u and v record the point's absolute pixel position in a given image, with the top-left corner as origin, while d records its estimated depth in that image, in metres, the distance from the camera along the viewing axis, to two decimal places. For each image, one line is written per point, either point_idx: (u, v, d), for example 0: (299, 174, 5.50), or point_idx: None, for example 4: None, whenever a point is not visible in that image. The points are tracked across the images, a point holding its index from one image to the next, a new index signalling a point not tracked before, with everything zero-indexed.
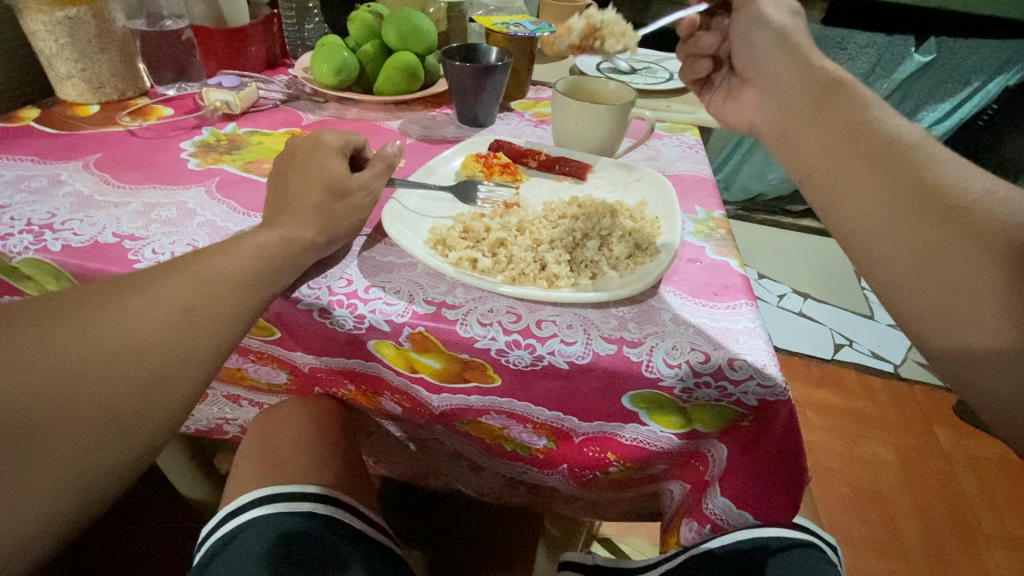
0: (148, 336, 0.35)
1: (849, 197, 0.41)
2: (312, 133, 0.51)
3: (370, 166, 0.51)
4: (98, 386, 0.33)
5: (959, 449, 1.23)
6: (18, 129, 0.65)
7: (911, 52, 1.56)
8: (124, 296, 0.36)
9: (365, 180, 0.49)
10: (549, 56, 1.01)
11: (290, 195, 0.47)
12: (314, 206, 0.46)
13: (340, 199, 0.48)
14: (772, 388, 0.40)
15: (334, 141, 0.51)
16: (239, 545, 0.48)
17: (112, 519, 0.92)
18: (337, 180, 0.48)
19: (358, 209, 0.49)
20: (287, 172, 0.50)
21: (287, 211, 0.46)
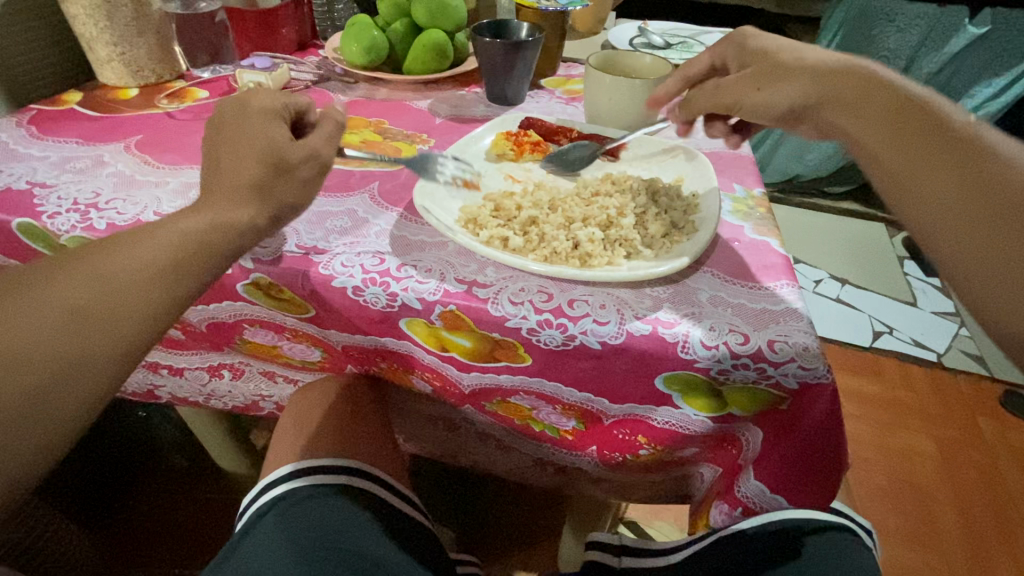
0: (144, 282, 0.37)
1: (930, 194, 0.37)
2: (245, 97, 0.47)
3: (318, 128, 0.46)
4: (96, 327, 0.35)
5: (1006, 442, 1.18)
6: (64, 112, 0.67)
7: (965, 24, 1.43)
8: (126, 243, 0.38)
9: (310, 148, 0.44)
10: (580, 33, 0.98)
11: (222, 171, 0.43)
12: (253, 183, 0.42)
13: (283, 174, 0.43)
14: (814, 370, 0.38)
15: (268, 105, 0.46)
16: (272, 517, 0.50)
17: (160, 487, 0.98)
18: (275, 148, 0.43)
19: (305, 183, 0.44)
20: (216, 144, 0.45)
21: (219, 185, 0.42)
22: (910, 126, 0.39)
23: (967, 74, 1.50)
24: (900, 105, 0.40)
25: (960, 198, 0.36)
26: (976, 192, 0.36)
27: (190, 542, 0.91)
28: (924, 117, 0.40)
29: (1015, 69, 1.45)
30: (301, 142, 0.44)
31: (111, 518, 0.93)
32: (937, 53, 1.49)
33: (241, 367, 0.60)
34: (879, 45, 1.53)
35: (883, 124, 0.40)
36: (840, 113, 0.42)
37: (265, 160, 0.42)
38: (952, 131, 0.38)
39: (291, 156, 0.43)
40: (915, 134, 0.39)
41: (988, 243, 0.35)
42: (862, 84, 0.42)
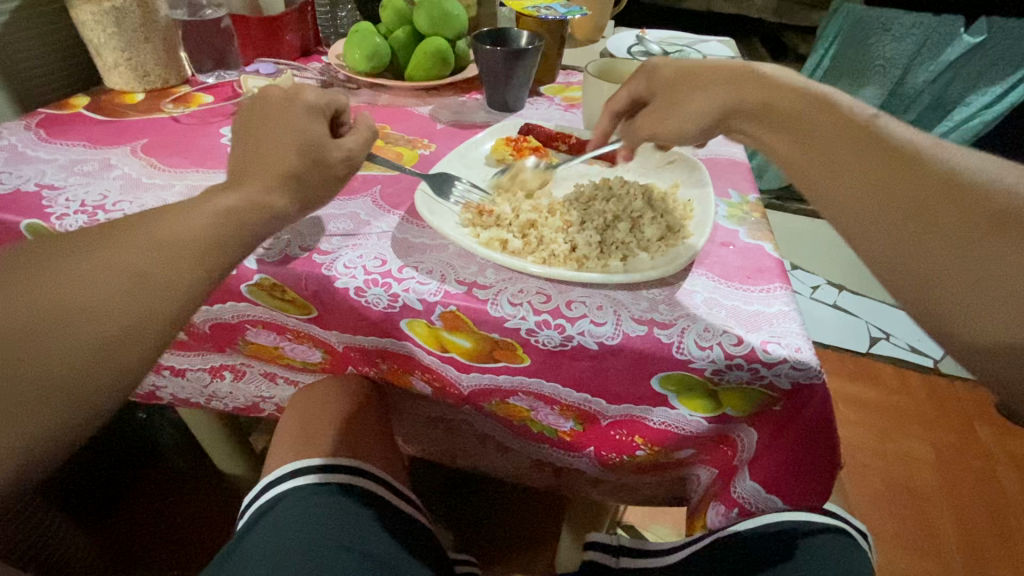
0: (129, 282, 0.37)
1: (843, 201, 0.39)
2: (293, 87, 0.49)
3: (354, 132, 0.49)
4: (81, 328, 0.35)
5: (1001, 447, 1.18)
6: (71, 116, 0.68)
7: (961, 33, 1.45)
8: (111, 242, 0.38)
9: (347, 151, 0.48)
10: (579, 41, 1.00)
11: (260, 153, 0.45)
12: (291, 172, 0.44)
13: (318, 167, 0.46)
14: (806, 370, 0.39)
15: (315, 101, 0.49)
16: (276, 514, 0.51)
17: (161, 488, 0.98)
18: (316, 144, 0.46)
19: (334, 181, 0.47)
20: (253, 129, 0.47)
21: (255, 169, 0.44)
22: (819, 129, 0.41)
23: (963, 80, 1.52)
24: (813, 108, 0.42)
25: (872, 202, 0.38)
26: (885, 188, 0.37)
27: (191, 543, 0.91)
28: (836, 116, 0.41)
29: (1010, 78, 1.45)
30: (340, 143, 0.47)
31: (112, 519, 0.94)
32: (932, 62, 1.51)
33: (241, 370, 0.61)
34: (875, 53, 1.56)
35: (794, 130, 0.42)
36: (759, 123, 0.45)
37: (304, 152, 0.45)
38: (864, 128, 0.40)
39: (331, 154, 0.46)
40: (825, 137, 0.41)
41: (897, 234, 0.37)
42: (776, 92, 0.44)
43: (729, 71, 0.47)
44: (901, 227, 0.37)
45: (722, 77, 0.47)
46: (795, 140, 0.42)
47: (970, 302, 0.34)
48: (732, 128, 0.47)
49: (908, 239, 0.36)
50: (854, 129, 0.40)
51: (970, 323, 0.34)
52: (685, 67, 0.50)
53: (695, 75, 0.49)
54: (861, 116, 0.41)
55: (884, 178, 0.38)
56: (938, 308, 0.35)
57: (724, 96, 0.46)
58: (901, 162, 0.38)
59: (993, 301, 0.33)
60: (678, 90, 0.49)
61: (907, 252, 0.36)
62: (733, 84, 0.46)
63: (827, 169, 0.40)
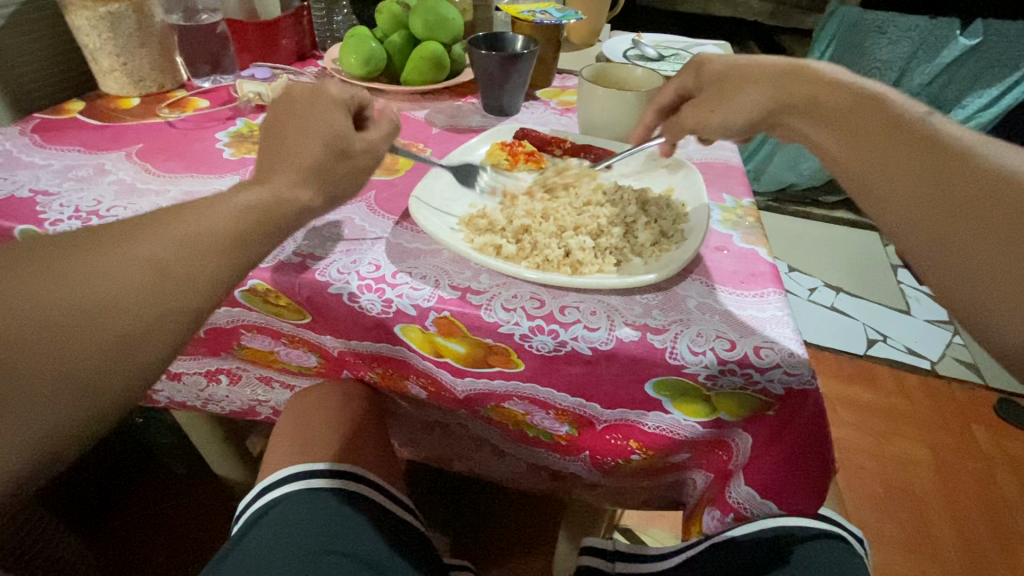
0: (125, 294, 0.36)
1: (887, 190, 0.39)
2: (316, 83, 0.48)
3: (376, 125, 0.48)
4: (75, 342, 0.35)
5: (998, 449, 1.18)
6: (66, 121, 0.68)
7: (956, 36, 1.46)
8: (105, 249, 0.37)
9: (371, 143, 0.47)
10: (575, 44, 1.00)
11: (284, 149, 0.44)
12: (316, 168, 0.44)
13: (342, 159, 0.45)
14: (799, 376, 0.39)
15: (339, 95, 0.48)
16: (271, 520, 0.51)
17: (157, 494, 0.98)
18: (340, 138, 0.45)
19: (358, 172, 0.46)
20: (279, 121, 0.46)
21: (280, 165, 0.44)
22: (868, 122, 0.41)
23: (959, 83, 1.53)
24: (863, 100, 0.42)
25: (917, 193, 0.38)
26: (931, 180, 0.37)
27: (188, 549, 0.91)
28: (886, 110, 0.41)
29: (1006, 79, 1.47)
30: (364, 136, 0.46)
31: (108, 526, 0.93)
32: (928, 65, 1.51)
33: (237, 374, 0.61)
34: (871, 56, 1.55)
35: (840, 122, 0.43)
36: (804, 117, 0.45)
37: (329, 145, 0.44)
38: (913, 123, 0.40)
39: (355, 146, 0.45)
40: (871, 130, 0.41)
41: (942, 229, 0.36)
42: (824, 84, 0.45)
43: (781, 67, 0.48)
44: (947, 224, 0.36)
45: (772, 73, 0.48)
46: (840, 133, 0.42)
47: (1010, 302, 0.34)
48: (776, 121, 0.48)
49: (954, 235, 0.36)
50: (900, 123, 0.40)
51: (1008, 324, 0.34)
52: (735, 62, 0.52)
53: (743, 70, 0.50)
54: (909, 111, 0.41)
55: (931, 169, 0.38)
56: (980, 308, 0.35)
57: (771, 90, 0.48)
58: (948, 155, 0.38)
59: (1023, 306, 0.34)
60: (728, 83, 0.51)
61: (953, 248, 0.36)
62: (779, 79, 0.48)
63: (876, 161, 0.40)
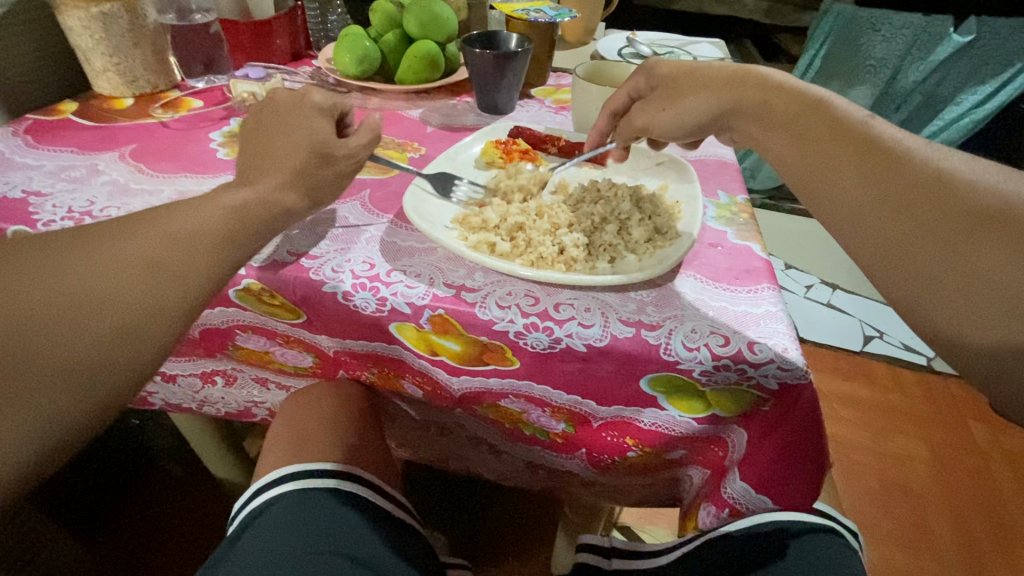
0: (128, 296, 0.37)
1: (833, 189, 0.40)
2: (301, 90, 0.50)
3: (358, 132, 0.49)
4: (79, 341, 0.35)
5: (995, 445, 1.19)
6: (59, 121, 0.68)
7: (950, 33, 1.45)
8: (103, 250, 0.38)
9: (353, 149, 0.48)
10: (570, 43, 1.00)
11: (272, 154, 0.46)
12: (298, 172, 0.45)
13: (324, 165, 0.46)
14: (793, 371, 0.39)
15: (322, 101, 0.49)
16: (267, 520, 0.51)
17: (154, 494, 0.98)
18: (323, 144, 0.46)
19: (342, 177, 0.47)
20: (266, 128, 0.48)
21: (269, 168, 0.45)
22: (813, 126, 0.42)
23: (954, 80, 1.53)
24: (809, 105, 0.44)
25: (861, 192, 0.39)
26: (874, 180, 0.38)
27: (187, 549, 0.91)
28: (829, 114, 0.42)
29: (999, 77, 1.47)
30: (345, 142, 0.47)
31: (105, 527, 0.93)
32: (922, 62, 1.51)
33: (233, 375, 0.61)
34: (866, 53, 1.56)
35: (789, 127, 0.44)
36: (754, 122, 0.46)
37: (311, 153, 0.46)
38: (856, 126, 0.41)
39: (337, 152, 0.46)
40: (817, 136, 0.42)
41: (887, 226, 0.37)
42: (772, 91, 0.46)
43: (730, 73, 0.49)
44: (889, 222, 0.37)
45: (724, 79, 0.49)
46: (789, 138, 0.43)
47: (954, 292, 0.34)
48: (729, 126, 0.49)
49: (899, 231, 0.37)
50: (844, 127, 0.41)
51: (954, 313, 0.34)
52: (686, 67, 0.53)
53: (694, 76, 0.51)
54: (854, 115, 0.42)
55: (873, 169, 0.39)
56: (925, 300, 0.36)
57: (722, 95, 0.49)
58: (889, 156, 0.39)
59: (971, 294, 0.34)
60: (683, 86, 0.52)
61: (901, 246, 0.36)
62: (731, 83, 0.48)
63: (823, 161, 0.41)
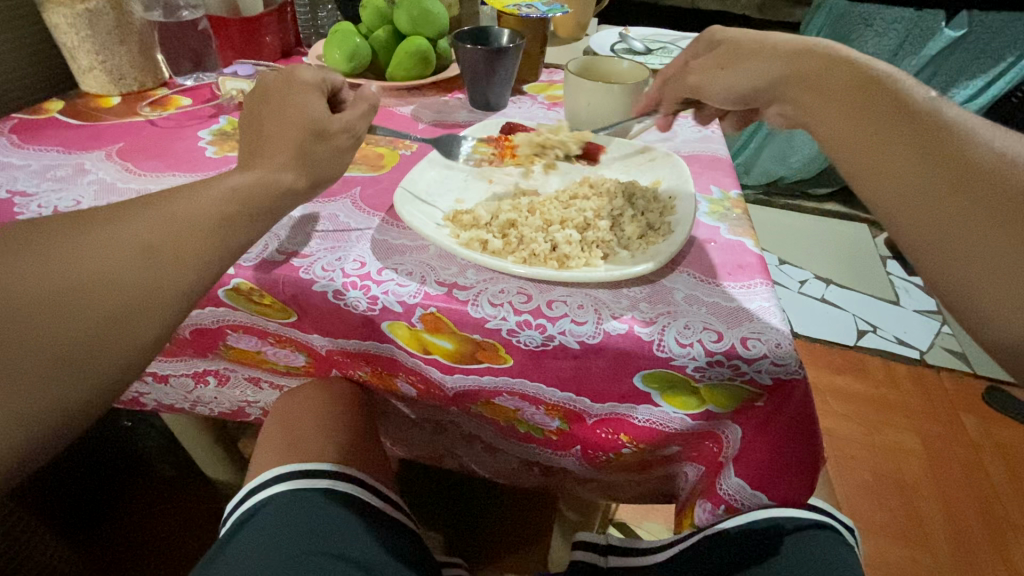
0: (112, 289, 0.37)
1: (887, 163, 0.39)
2: (287, 70, 0.50)
3: (353, 108, 0.50)
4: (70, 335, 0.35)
5: (987, 436, 1.20)
6: (44, 120, 0.67)
7: (942, 27, 1.46)
8: (90, 247, 0.38)
9: (348, 121, 0.48)
10: (562, 39, 1.00)
11: (266, 135, 0.46)
12: (296, 146, 0.45)
13: (320, 139, 0.46)
14: (786, 366, 0.39)
15: (311, 79, 0.50)
16: (260, 520, 0.50)
17: (144, 496, 0.97)
18: (315, 120, 0.46)
19: (340, 151, 0.47)
20: (258, 112, 0.48)
21: (264, 150, 0.45)
22: (873, 98, 0.41)
23: (945, 75, 1.54)
24: (871, 79, 0.43)
25: (916, 167, 0.38)
26: (931, 157, 0.38)
27: (178, 550, 0.91)
28: (891, 88, 0.41)
29: (990, 71, 1.48)
30: (339, 116, 0.47)
31: (95, 529, 0.92)
32: (914, 57, 1.52)
33: (225, 376, 0.60)
34: (858, 48, 1.56)
35: (847, 98, 0.42)
36: (807, 92, 0.45)
37: (308, 125, 0.46)
38: (919, 105, 0.40)
39: (332, 126, 0.47)
40: (880, 107, 0.41)
41: (944, 205, 0.37)
42: (834, 63, 0.45)
43: (796, 46, 0.47)
44: (943, 199, 0.37)
45: (791, 48, 0.48)
46: (845, 109, 0.42)
47: (996, 274, 0.35)
48: (780, 97, 0.48)
49: (949, 209, 0.37)
50: (903, 101, 0.41)
51: None
52: (754, 37, 0.51)
53: (760, 45, 0.50)
54: (915, 91, 0.41)
55: (931, 147, 0.38)
56: (965, 278, 0.36)
57: (783, 65, 0.47)
58: (946, 136, 0.38)
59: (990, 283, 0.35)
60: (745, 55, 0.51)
61: (949, 225, 0.37)
62: (795, 54, 0.47)
63: (885, 132, 0.40)
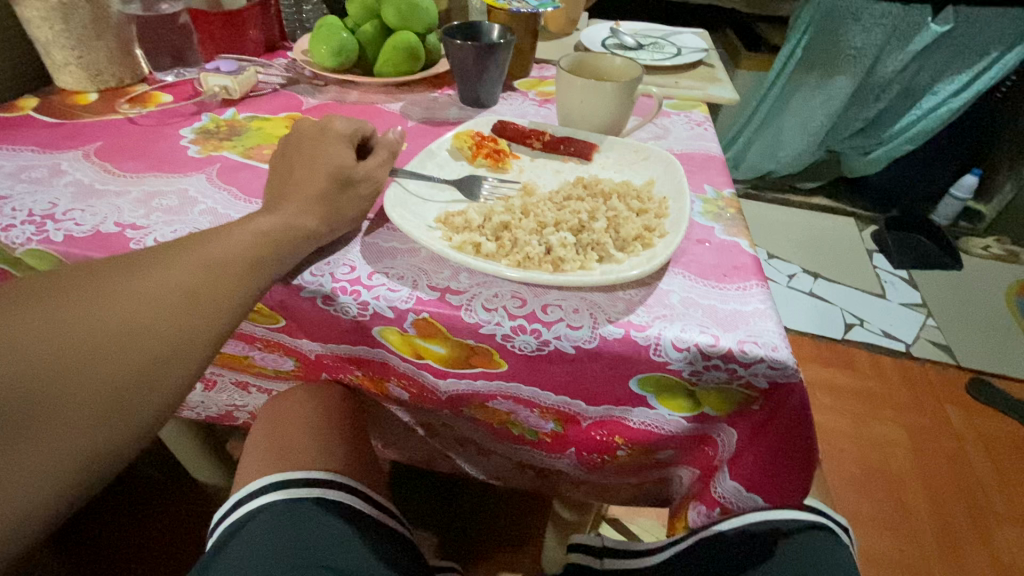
0: (141, 324, 0.36)
1: None
2: (322, 120, 0.51)
3: (375, 155, 0.51)
4: (63, 367, 0.33)
5: (971, 427, 1.22)
6: (18, 118, 0.65)
7: (928, 22, 1.45)
8: (91, 280, 0.36)
9: (370, 171, 0.49)
10: (553, 33, 0.98)
11: (294, 181, 0.47)
12: (319, 196, 0.46)
13: (345, 188, 0.48)
14: (783, 370, 0.39)
15: (343, 129, 0.51)
16: (249, 532, 0.49)
17: (133, 502, 0.95)
18: (341, 169, 0.48)
19: (363, 199, 0.48)
20: (293, 153, 0.49)
21: (290, 195, 0.46)
22: None
23: (931, 69, 1.55)
24: None
25: None
26: None
27: (166, 559, 0.89)
28: None
29: (976, 66, 1.51)
30: (364, 166, 0.49)
31: (82, 537, 0.90)
32: (901, 52, 1.51)
33: (212, 380, 0.59)
34: (845, 43, 1.53)
35: None
36: None
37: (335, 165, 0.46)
38: None
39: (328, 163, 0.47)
40: None
41: None
42: None
43: None
44: None
45: None
46: None
47: None
48: None
49: None
50: None
51: None
52: None
53: None
54: None
55: None
56: None
57: None
58: None
59: None
60: None
61: None
62: None
63: None
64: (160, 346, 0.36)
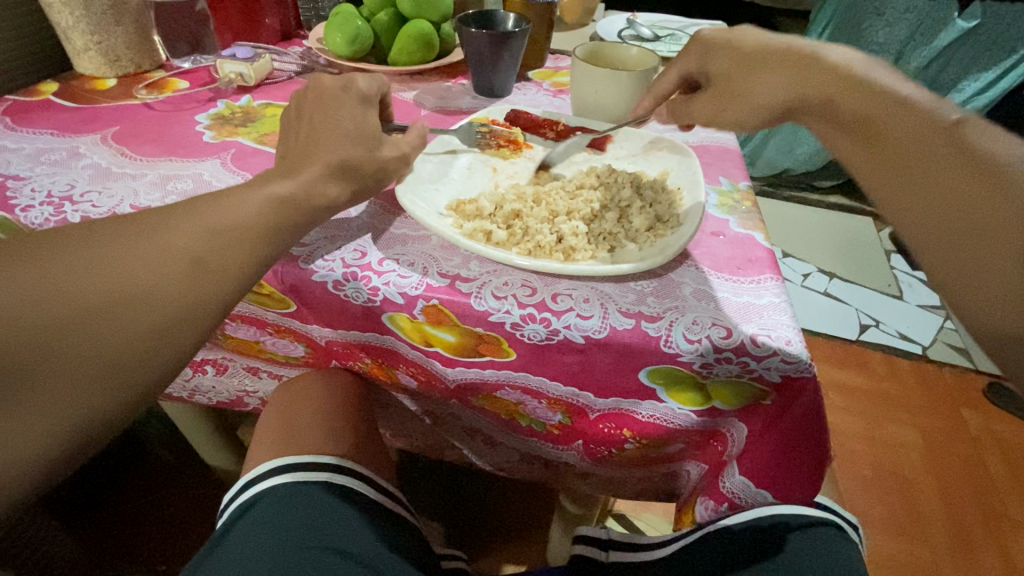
0: (141, 291, 0.36)
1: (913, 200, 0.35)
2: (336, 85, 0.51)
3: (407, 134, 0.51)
4: (64, 332, 0.33)
5: (987, 432, 1.19)
6: (39, 103, 0.66)
7: (954, 18, 1.40)
8: (94, 246, 0.36)
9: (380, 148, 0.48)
10: (569, 24, 0.98)
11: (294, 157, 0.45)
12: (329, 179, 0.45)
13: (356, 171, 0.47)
14: (796, 364, 0.38)
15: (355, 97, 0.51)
16: (258, 513, 0.49)
17: (146, 483, 0.97)
18: None
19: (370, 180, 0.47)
20: (299, 125, 0.48)
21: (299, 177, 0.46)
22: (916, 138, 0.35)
23: (955, 68, 1.47)
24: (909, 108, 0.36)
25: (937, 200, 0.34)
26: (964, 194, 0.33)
27: (176, 538, 0.90)
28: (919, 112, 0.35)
29: (1003, 63, 1.41)
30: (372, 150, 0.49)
31: (97, 515, 0.92)
32: (926, 47, 1.46)
33: (223, 364, 0.59)
34: (868, 38, 1.53)
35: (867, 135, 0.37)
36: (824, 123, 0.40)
37: (348, 139, 0.46)
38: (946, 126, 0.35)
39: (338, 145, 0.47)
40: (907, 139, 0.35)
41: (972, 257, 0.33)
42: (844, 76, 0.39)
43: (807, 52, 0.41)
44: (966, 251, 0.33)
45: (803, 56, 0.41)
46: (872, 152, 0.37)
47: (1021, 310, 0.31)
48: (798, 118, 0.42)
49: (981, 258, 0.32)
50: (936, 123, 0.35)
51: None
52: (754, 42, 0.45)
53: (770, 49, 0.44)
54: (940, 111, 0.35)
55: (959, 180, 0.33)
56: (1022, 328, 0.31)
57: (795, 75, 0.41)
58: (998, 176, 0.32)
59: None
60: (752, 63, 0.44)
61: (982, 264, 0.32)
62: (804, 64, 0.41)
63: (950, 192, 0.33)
64: (162, 318, 0.36)
